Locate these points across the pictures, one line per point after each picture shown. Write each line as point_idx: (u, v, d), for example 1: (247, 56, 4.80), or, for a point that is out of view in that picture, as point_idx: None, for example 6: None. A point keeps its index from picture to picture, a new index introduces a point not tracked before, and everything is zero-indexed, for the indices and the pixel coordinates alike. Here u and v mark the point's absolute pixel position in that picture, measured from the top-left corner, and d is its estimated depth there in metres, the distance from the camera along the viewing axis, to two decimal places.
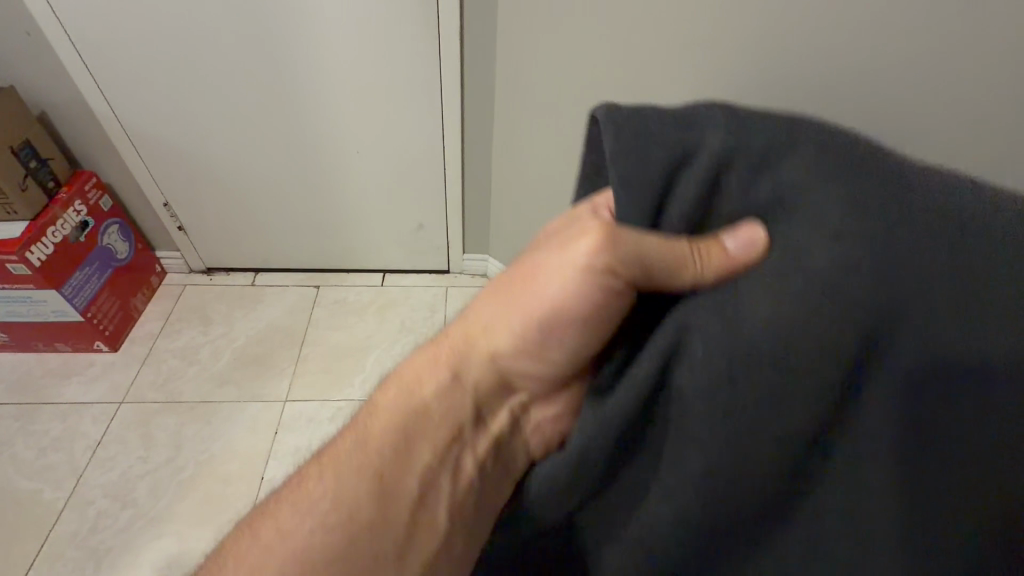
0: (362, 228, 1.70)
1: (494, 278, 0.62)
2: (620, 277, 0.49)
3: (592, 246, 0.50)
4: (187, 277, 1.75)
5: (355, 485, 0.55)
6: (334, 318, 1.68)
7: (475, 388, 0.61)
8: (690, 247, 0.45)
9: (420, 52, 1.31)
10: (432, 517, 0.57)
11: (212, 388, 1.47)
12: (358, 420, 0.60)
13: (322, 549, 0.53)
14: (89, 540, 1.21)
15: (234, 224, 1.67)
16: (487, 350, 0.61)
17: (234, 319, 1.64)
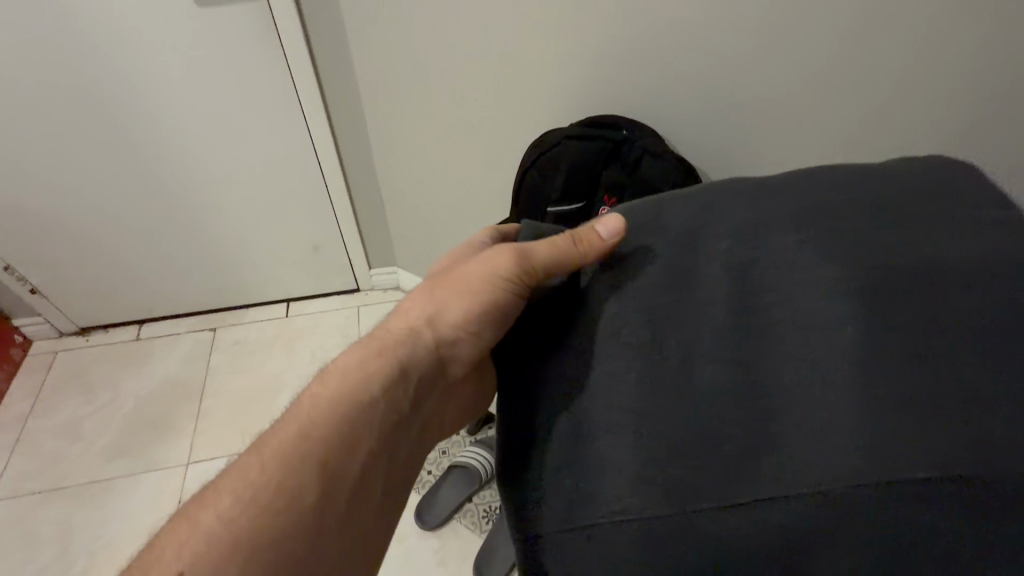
0: (249, 259, 1.55)
1: (432, 276, 0.64)
2: (519, 277, 0.56)
3: (504, 251, 0.58)
4: (59, 343, 1.56)
5: (294, 458, 0.50)
6: (236, 361, 1.54)
7: (418, 376, 0.58)
8: (573, 238, 0.55)
9: (261, 62, 1.16)
10: (374, 501, 0.53)
11: (100, 465, 1.32)
12: (298, 408, 0.54)
13: (258, 539, 0.46)
14: None
15: (99, 277, 1.49)
16: (431, 340, 0.59)
17: (120, 381, 1.48)
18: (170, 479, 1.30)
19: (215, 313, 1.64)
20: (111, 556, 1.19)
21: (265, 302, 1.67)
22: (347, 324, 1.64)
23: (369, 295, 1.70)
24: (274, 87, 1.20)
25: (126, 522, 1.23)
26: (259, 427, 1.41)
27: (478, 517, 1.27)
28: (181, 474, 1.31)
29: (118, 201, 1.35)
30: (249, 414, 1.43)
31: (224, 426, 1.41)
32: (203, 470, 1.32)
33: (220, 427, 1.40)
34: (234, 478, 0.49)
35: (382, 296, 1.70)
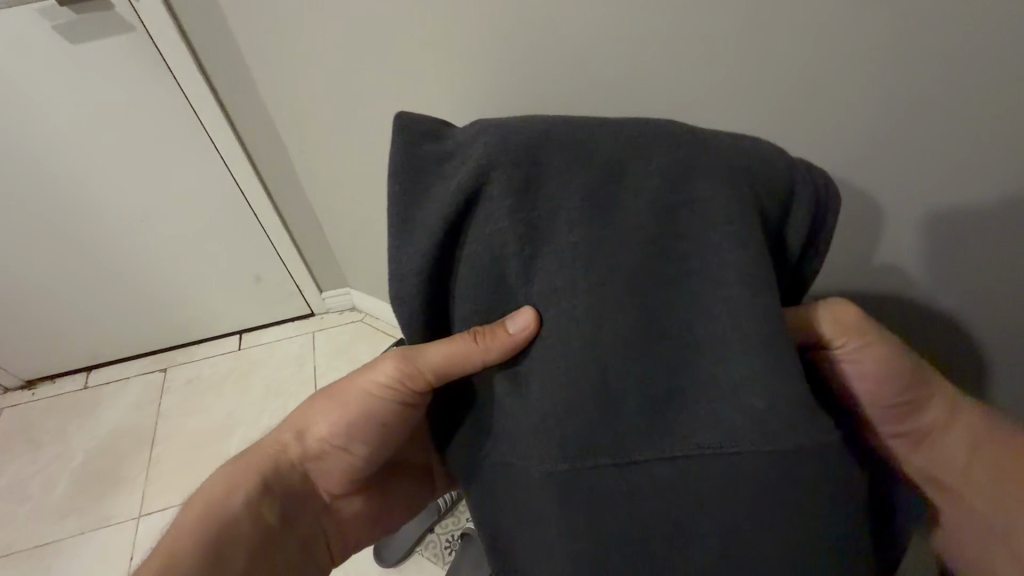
0: (190, 296, 1.48)
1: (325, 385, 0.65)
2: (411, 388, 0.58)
3: (391, 366, 0.57)
4: (7, 397, 1.53)
5: (201, 553, 0.56)
6: (187, 402, 1.48)
7: (293, 489, 0.64)
8: (475, 334, 0.52)
9: (155, 96, 1.08)
10: None
11: (49, 525, 1.28)
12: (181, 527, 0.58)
13: None
14: None
15: (36, 327, 1.44)
16: (303, 461, 0.65)
17: (70, 433, 1.44)
18: (120, 536, 1.26)
19: (165, 352, 1.59)
20: None
21: (215, 335, 1.61)
22: (301, 352, 1.57)
23: (324, 318, 1.63)
24: (177, 116, 1.11)
25: None
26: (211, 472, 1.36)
27: (440, 550, 1.21)
28: (131, 530, 1.27)
29: (38, 252, 1.30)
30: (201, 458, 1.38)
31: (175, 473, 1.36)
32: (153, 522, 1.28)
33: (171, 475, 1.35)
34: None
35: (337, 318, 1.63)
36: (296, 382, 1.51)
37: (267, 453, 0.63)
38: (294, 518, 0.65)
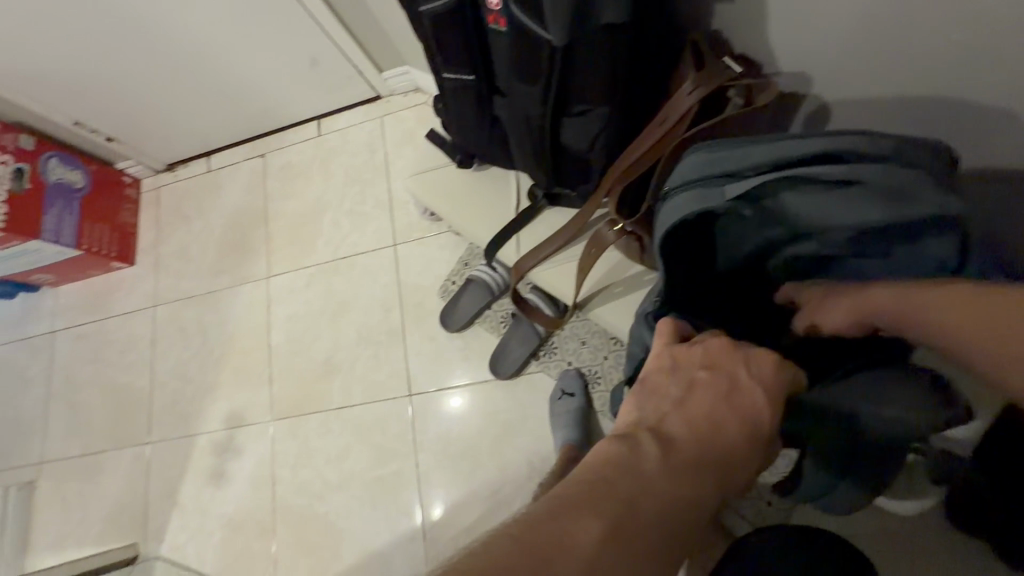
0: (258, 64, 1.46)
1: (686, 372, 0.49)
2: (746, 372, 0.47)
3: (747, 365, 0.48)
4: (156, 179, 1.83)
5: (648, 473, 0.40)
6: (285, 186, 1.68)
7: (725, 425, 0.44)
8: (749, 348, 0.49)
9: None
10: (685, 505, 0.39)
11: (212, 279, 1.67)
12: (619, 456, 0.41)
13: (579, 504, 0.37)
14: (172, 434, 1.56)
15: (146, 125, 1.61)
16: (734, 397, 0.46)
17: (206, 210, 1.75)
18: (257, 290, 1.61)
19: (260, 140, 1.75)
20: (234, 344, 1.58)
21: (297, 122, 1.71)
22: (371, 139, 1.62)
23: (389, 102, 1.62)
24: None
25: (235, 320, 1.61)
26: (313, 248, 1.59)
27: (497, 323, 1.37)
28: (265, 287, 1.60)
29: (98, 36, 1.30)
30: (302, 235, 1.61)
31: (287, 244, 1.62)
32: (279, 281, 1.60)
33: (284, 249, 1.62)
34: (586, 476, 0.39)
35: (401, 101, 1.61)
36: (370, 169, 1.60)
37: (715, 385, 0.47)
38: (729, 477, 0.42)
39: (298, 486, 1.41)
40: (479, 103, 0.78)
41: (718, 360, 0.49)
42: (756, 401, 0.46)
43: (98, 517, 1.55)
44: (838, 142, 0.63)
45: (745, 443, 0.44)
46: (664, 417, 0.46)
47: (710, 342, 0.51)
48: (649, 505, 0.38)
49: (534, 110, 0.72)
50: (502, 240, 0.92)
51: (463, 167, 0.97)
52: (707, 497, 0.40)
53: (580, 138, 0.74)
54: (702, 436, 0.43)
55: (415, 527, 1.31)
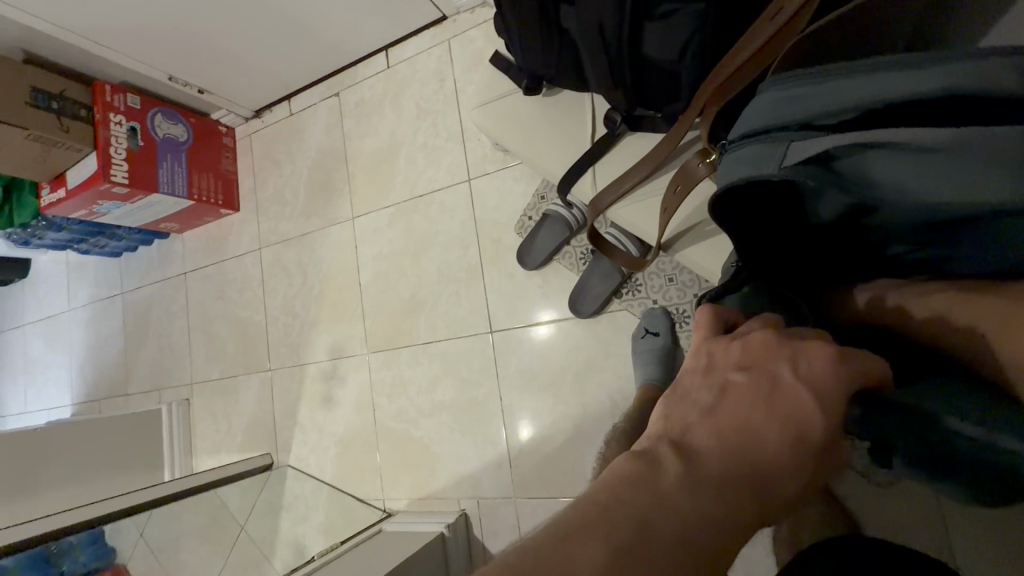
0: (324, 2, 1.40)
1: (727, 369, 0.44)
2: (793, 372, 0.41)
3: (796, 364, 0.42)
4: (247, 126, 1.92)
5: (668, 491, 0.36)
6: (360, 124, 1.67)
7: (765, 436, 0.39)
8: (805, 344, 0.43)
9: None
10: (710, 529, 0.35)
11: (304, 221, 1.76)
12: (636, 473, 0.37)
13: (589, 526, 0.34)
14: (287, 362, 1.75)
15: (230, 74, 1.65)
16: (778, 400, 0.40)
17: (293, 153, 1.81)
18: (345, 231, 1.67)
19: (334, 77, 1.73)
20: (329, 282, 1.69)
21: (366, 55, 1.66)
22: (440, 65, 1.53)
23: (456, 22, 1.50)
24: None
25: (328, 259, 1.70)
26: (391, 186, 1.60)
27: (576, 259, 1.30)
28: (351, 227, 1.66)
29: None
30: (380, 173, 1.62)
31: (367, 183, 1.64)
32: (363, 220, 1.64)
33: (365, 189, 1.65)
34: (598, 496, 0.37)
35: (468, 19, 1.48)
36: (440, 100, 1.53)
37: (756, 388, 0.41)
38: (766, 491, 0.37)
39: (395, 412, 1.53)
40: (543, 14, 0.68)
41: (758, 359, 0.43)
42: (808, 408, 0.39)
43: (239, 429, 1.83)
44: (967, 74, 0.48)
45: (790, 453, 0.38)
46: (692, 423, 0.41)
47: (751, 337, 0.45)
48: (665, 527, 0.34)
49: (613, 15, 0.60)
50: (574, 175, 0.83)
51: (530, 93, 0.87)
52: (739, 518, 0.36)
53: (670, 45, 0.62)
54: (736, 446, 0.38)
55: (502, 454, 1.37)
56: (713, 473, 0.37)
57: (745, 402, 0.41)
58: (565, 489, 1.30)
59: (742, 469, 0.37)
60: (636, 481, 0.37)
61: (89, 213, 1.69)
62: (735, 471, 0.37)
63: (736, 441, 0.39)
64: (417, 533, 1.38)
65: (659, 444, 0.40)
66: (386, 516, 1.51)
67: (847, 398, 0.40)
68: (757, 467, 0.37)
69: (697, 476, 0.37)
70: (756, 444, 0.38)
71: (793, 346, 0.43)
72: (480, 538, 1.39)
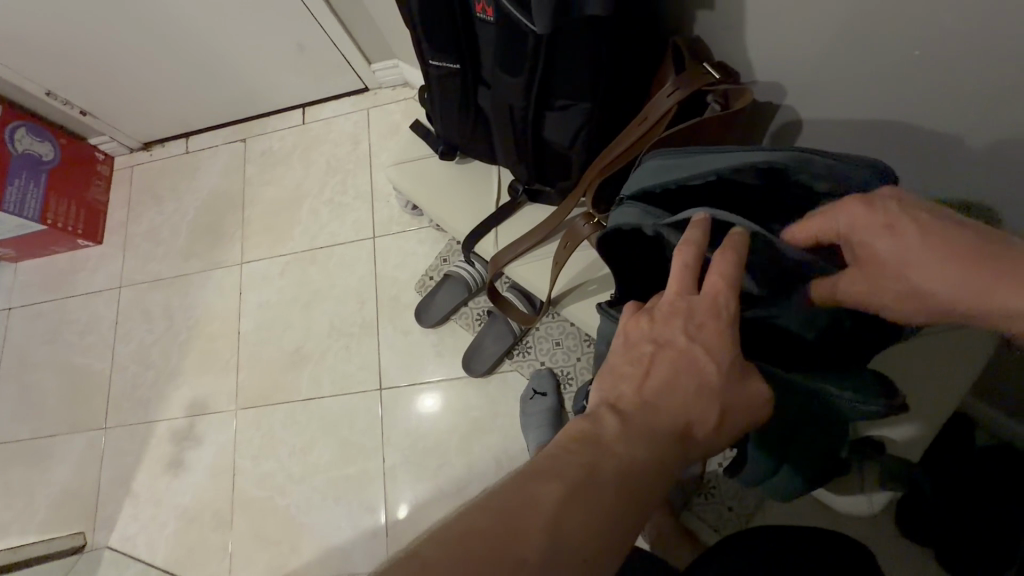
0: (247, 52, 1.44)
1: (641, 338, 0.49)
2: (688, 333, 0.48)
3: (689, 328, 0.48)
4: (130, 157, 1.79)
5: (617, 447, 0.42)
6: (265, 172, 1.65)
7: (676, 392, 0.46)
8: (693, 307, 0.49)
9: None
10: (649, 475, 0.41)
11: (182, 262, 1.63)
12: (584, 438, 0.42)
13: (555, 486, 0.38)
14: (130, 419, 1.50)
15: (124, 101, 1.57)
16: (682, 358, 0.47)
17: (181, 190, 1.71)
18: (230, 276, 1.57)
19: (242, 124, 1.72)
20: (201, 329, 1.54)
21: (280, 109, 1.69)
22: (356, 130, 1.61)
23: (377, 95, 1.62)
24: None
25: (204, 305, 1.57)
26: (289, 236, 1.57)
27: (472, 320, 1.37)
28: (238, 273, 1.57)
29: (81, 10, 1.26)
30: (279, 223, 1.59)
31: (263, 231, 1.59)
32: (252, 268, 1.57)
33: (260, 235, 1.59)
34: (558, 458, 0.40)
35: (389, 94, 1.61)
36: (353, 160, 1.59)
37: (666, 351, 0.48)
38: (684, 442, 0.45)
39: (259, 477, 1.38)
40: (464, 93, 0.79)
41: (663, 323, 0.49)
42: (706, 362, 0.46)
43: (44, 503, 1.48)
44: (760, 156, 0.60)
45: (697, 401, 0.45)
46: (620, 390, 0.47)
47: (659, 303, 0.50)
48: (608, 471, 0.40)
49: (521, 106, 0.73)
50: (479, 234, 0.92)
51: (445, 158, 0.97)
52: (667, 463, 0.43)
53: (565, 135, 0.76)
54: (655, 405, 0.45)
55: (378, 523, 1.29)
56: (643, 427, 0.44)
57: (658, 361, 0.47)
58: None
59: (659, 417, 0.45)
60: (584, 444, 0.41)
61: None
62: (654, 418, 0.44)
63: (653, 397, 0.46)
64: None
65: (597, 412, 0.45)
66: None
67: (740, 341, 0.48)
68: (672, 416, 0.45)
69: (632, 429, 0.43)
70: (668, 399, 0.46)
71: (691, 305, 0.49)
72: None
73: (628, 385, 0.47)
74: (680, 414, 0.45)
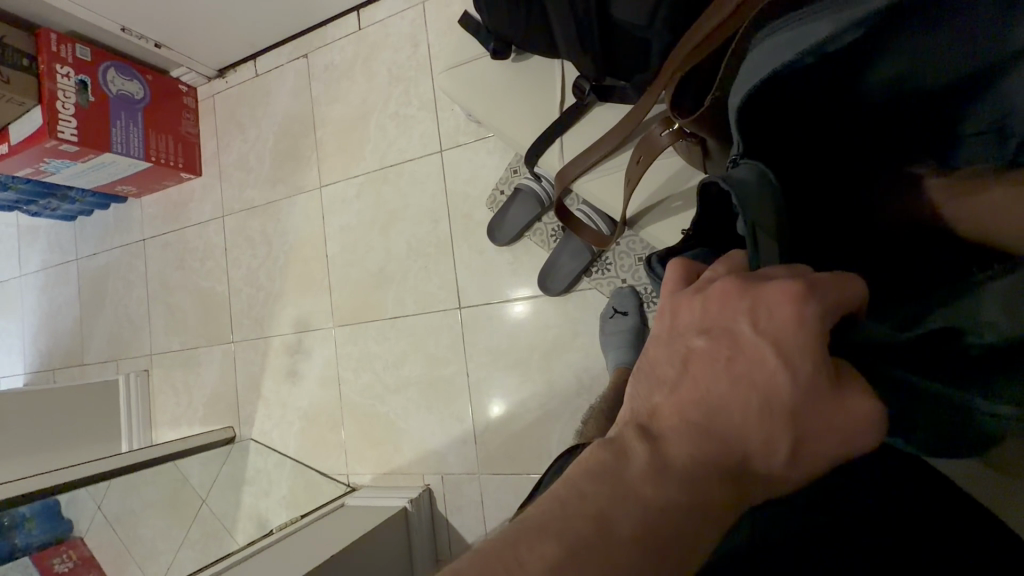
0: None
1: (691, 342, 0.39)
2: (755, 329, 0.35)
3: (759, 321, 0.35)
4: (210, 86, 1.82)
5: (631, 489, 0.34)
6: (330, 88, 1.60)
7: (732, 414, 0.35)
8: (756, 303, 0.36)
9: None
10: (673, 527, 0.33)
11: (270, 189, 1.69)
12: (592, 478, 0.36)
13: (544, 543, 0.33)
14: (251, 335, 1.70)
15: (190, 29, 1.55)
16: (746, 371, 0.35)
17: (258, 117, 1.73)
18: (313, 200, 1.61)
19: (302, 38, 1.65)
20: (295, 254, 1.63)
21: (336, 15, 1.58)
22: (414, 29, 1.47)
23: None
24: None
25: (294, 230, 1.64)
26: (361, 155, 1.54)
27: (547, 237, 1.28)
28: (318, 197, 1.60)
29: None
30: (350, 142, 1.56)
31: (336, 152, 1.58)
32: (331, 191, 1.59)
33: (334, 156, 1.58)
34: (561, 505, 0.35)
35: None
36: (414, 66, 1.47)
37: (718, 357, 0.37)
38: (742, 481, 0.35)
39: (361, 387, 1.51)
40: None
41: (719, 317, 0.38)
42: (777, 373, 0.34)
43: (200, 402, 1.78)
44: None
45: (760, 420, 0.34)
46: (658, 404, 0.39)
47: (715, 289, 0.39)
48: (623, 520, 0.33)
49: None
50: (540, 147, 0.81)
51: (499, 58, 0.83)
52: (712, 507, 0.34)
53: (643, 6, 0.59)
54: (702, 425, 0.36)
55: (467, 431, 1.37)
56: (677, 456, 0.35)
57: (707, 370, 0.37)
58: (530, 465, 1.30)
59: (708, 446, 0.35)
60: (595, 487, 0.35)
61: (35, 171, 1.58)
62: (700, 444, 0.35)
63: (700, 415, 0.36)
64: (380, 508, 1.36)
65: (621, 441, 0.38)
66: (349, 491, 1.50)
67: (825, 341, 0.34)
68: (725, 440, 0.35)
69: (658, 465, 0.35)
70: (719, 423, 0.36)
71: (755, 297, 0.36)
72: (443, 513, 1.39)
73: (670, 398, 0.38)
74: (733, 441, 0.35)
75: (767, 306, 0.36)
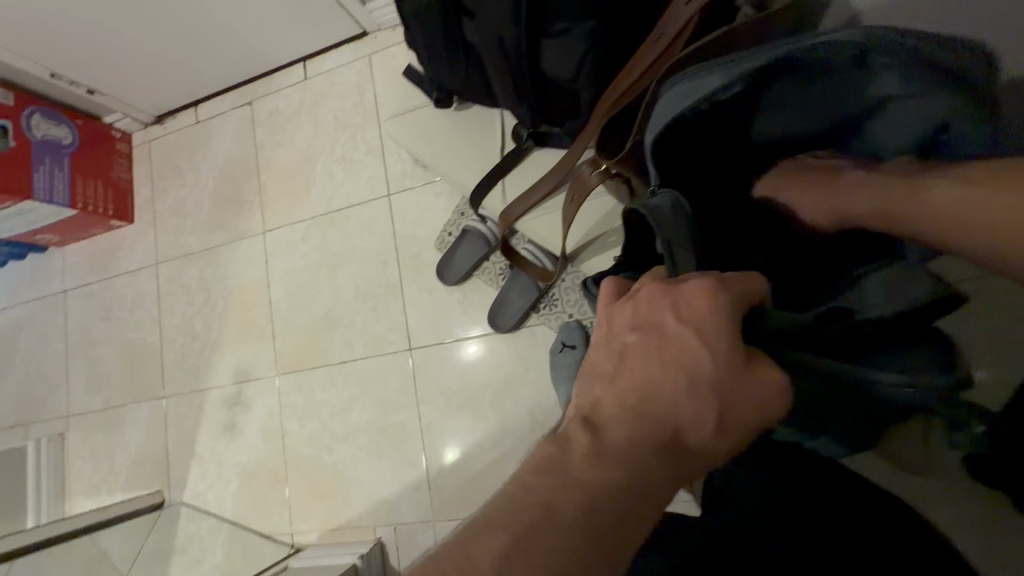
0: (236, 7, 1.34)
1: (625, 334, 0.42)
2: (677, 317, 0.39)
3: (681, 311, 0.39)
4: (146, 132, 1.78)
5: (577, 474, 0.36)
6: (275, 134, 1.60)
7: (664, 396, 0.38)
8: (677, 296, 0.40)
9: None
10: (618, 505, 0.35)
11: (209, 234, 1.64)
12: (540, 469, 0.37)
13: (496, 535, 0.34)
14: (185, 388, 1.59)
15: (126, 75, 1.52)
16: (674, 355, 0.39)
17: (198, 162, 1.69)
18: (255, 245, 1.58)
19: (247, 86, 1.66)
20: (236, 300, 1.58)
21: (281, 65, 1.60)
22: (360, 80, 1.52)
23: (378, 39, 1.50)
24: None
25: (235, 276, 1.59)
26: (306, 199, 1.54)
27: (495, 275, 1.32)
28: (262, 242, 1.57)
29: None
30: (296, 186, 1.56)
31: (281, 197, 1.57)
32: (275, 235, 1.56)
33: (278, 201, 1.57)
34: (511, 499, 0.36)
35: (390, 36, 1.48)
36: (360, 113, 1.51)
37: (649, 346, 0.40)
38: (678, 457, 0.37)
39: (307, 438, 1.44)
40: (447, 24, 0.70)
41: (648, 312, 0.41)
42: (699, 353, 0.38)
43: (124, 465, 1.63)
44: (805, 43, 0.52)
45: (689, 399, 0.38)
46: (598, 397, 0.41)
47: (643, 289, 0.43)
48: (571, 504, 0.34)
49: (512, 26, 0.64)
50: (483, 187, 0.85)
51: (442, 105, 0.88)
52: (653, 483, 0.36)
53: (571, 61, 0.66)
54: (640, 410, 0.38)
55: (420, 477, 1.32)
56: (618, 444, 0.37)
57: (640, 360, 0.40)
58: None
59: (645, 430, 0.37)
60: (543, 477, 0.36)
61: None
62: (638, 428, 0.38)
63: (637, 404, 0.39)
64: (328, 567, 1.28)
65: (566, 432, 0.39)
66: (293, 552, 1.39)
67: (737, 326, 0.38)
68: (661, 424, 0.38)
69: (602, 452, 0.37)
70: (654, 406, 0.38)
71: (676, 292, 0.41)
72: (397, 567, 1.32)
73: (610, 391, 0.40)
74: (668, 422, 0.38)
75: (688, 298, 0.40)
